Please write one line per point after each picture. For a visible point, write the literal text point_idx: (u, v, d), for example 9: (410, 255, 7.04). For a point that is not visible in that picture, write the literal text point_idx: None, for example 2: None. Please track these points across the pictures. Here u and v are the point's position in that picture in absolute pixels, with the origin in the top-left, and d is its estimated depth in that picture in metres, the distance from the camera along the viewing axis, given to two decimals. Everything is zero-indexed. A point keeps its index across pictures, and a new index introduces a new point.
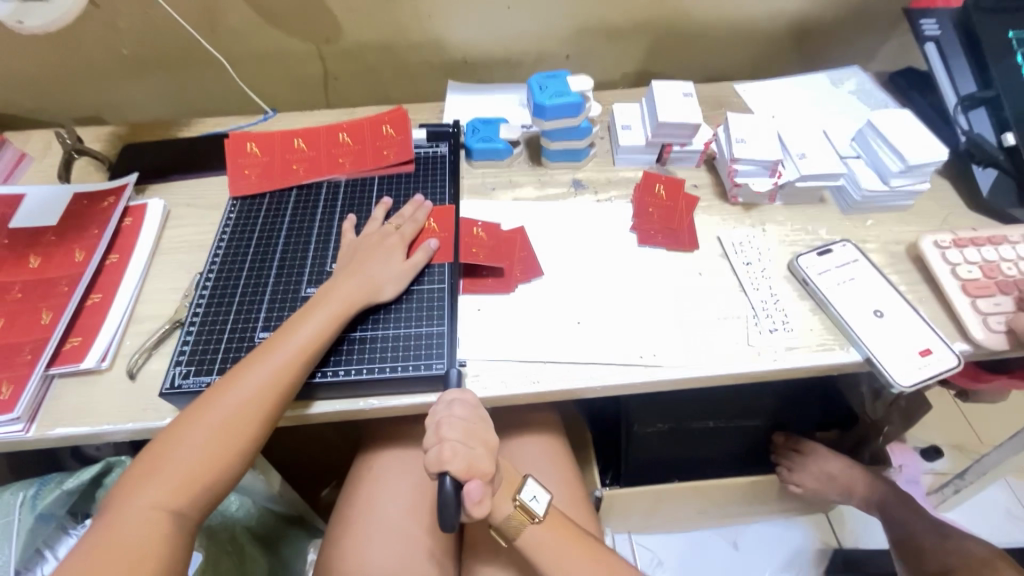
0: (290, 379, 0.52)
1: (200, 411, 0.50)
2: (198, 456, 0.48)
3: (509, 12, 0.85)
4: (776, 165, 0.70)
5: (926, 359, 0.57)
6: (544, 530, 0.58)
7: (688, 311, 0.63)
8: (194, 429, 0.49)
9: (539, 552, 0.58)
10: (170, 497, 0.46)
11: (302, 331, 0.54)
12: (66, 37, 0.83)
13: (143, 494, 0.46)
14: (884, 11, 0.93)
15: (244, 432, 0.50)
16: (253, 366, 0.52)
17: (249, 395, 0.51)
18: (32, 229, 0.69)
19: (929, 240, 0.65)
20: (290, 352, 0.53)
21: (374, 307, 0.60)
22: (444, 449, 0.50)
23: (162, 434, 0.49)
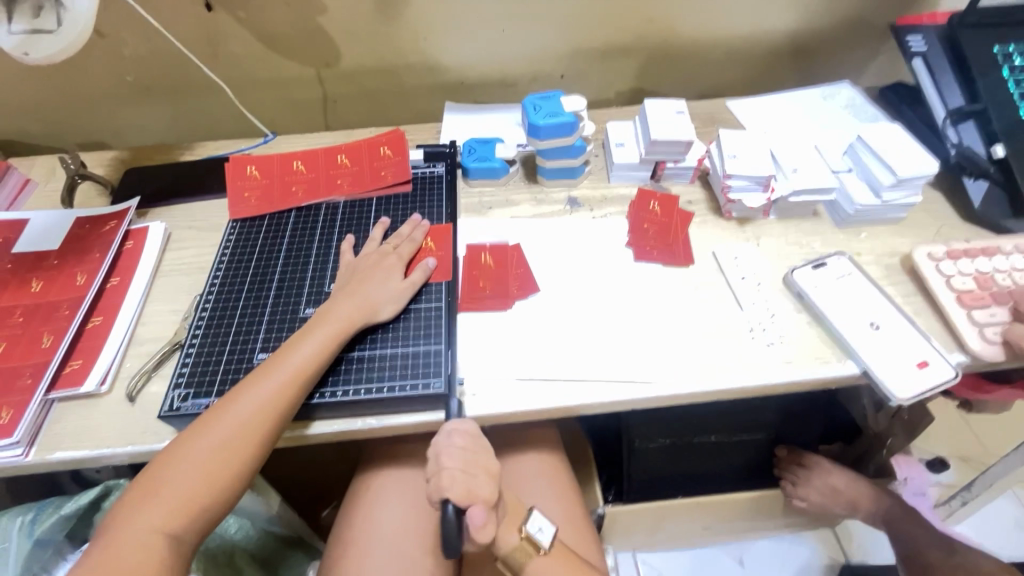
0: (289, 400, 0.52)
1: (197, 433, 0.50)
2: (196, 478, 0.48)
3: (503, 34, 0.87)
4: (768, 180, 0.71)
5: (923, 371, 0.57)
6: (551, 558, 0.58)
7: (686, 326, 0.63)
8: (193, 451, 0.49)
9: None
10: (166, 520, 0.46)
11: (301, 352, 0.55)
12: (71, 66, 0.85)
13: (141, 518, 0.46)
14: (872, 27, 0.94)
15: (242, 454, 0.50)
16: (251, 387, 0.52)
17: (248, 416, 0.51)
18: (34, 253, 0.69)
19: (922, 252, 0.66)
20: (289, 372, 0.53)
21: (373, 327, 0.61)
22: (442, 475, 0.51)
23: (160, 456, 0.49)
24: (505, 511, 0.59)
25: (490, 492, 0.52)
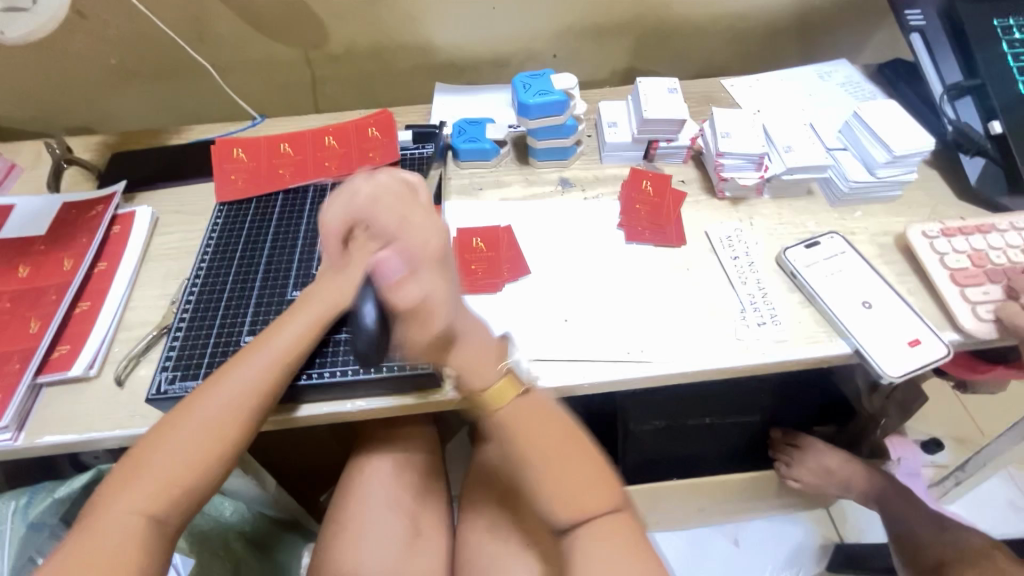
0: (273, 383, 0.52)
1: (180, 414, 0.50)
2: (178, 461, 0.48)
3: (494, 12, 0.86)
4: (761, 158, 0.70)
5: (915, 349, 0.57)
6: (530, 411, 0.53)
7: (677, 307, 0.63)
8: (175, 433, 0.49)
9: (516, 423, 0.53)
10: (148, 501, 0.46)
11: (286, 334, 0.55)
12: (54, 48, 0.83)
13: (124, 500, 0.46)
14: (872, 3, 0.92)
15: (226, 437, 0.50)
16: (235, 369, 0.52)
17: (231, 399, 0.51)
18: (21, 239, 0.69)
19: (917, 230, 0.65)
20: (273, 356, 0.53)
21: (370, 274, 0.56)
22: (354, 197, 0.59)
23: (144, 439, 0.49)
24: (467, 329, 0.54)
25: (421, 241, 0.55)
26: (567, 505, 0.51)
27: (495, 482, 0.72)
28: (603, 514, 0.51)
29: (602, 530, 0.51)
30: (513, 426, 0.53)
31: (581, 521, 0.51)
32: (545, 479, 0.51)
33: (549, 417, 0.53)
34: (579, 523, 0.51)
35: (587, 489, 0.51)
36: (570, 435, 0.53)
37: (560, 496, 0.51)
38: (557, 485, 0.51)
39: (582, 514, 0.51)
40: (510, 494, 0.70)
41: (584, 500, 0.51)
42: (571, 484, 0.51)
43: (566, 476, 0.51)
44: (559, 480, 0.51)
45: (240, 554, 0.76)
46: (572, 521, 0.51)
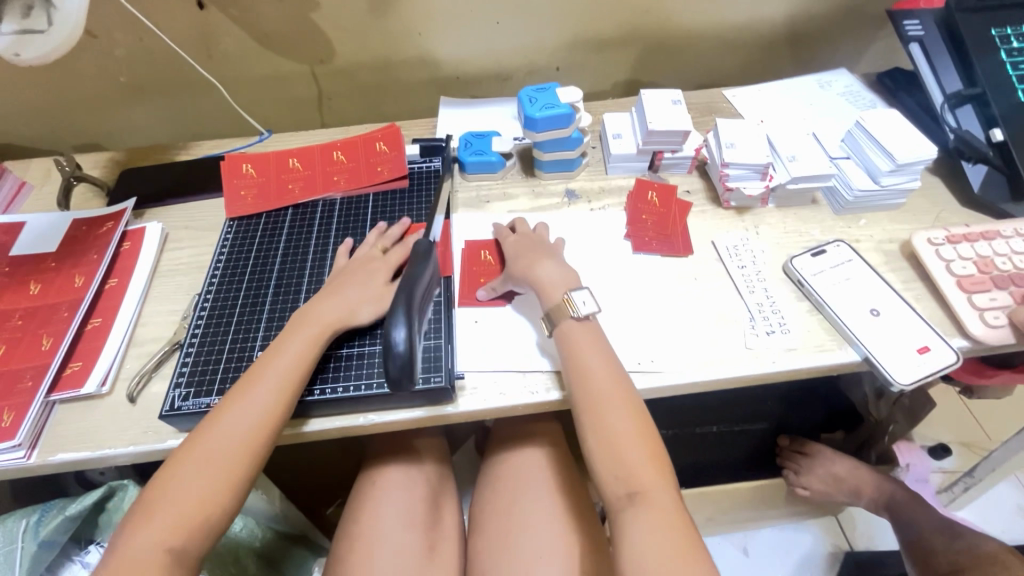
0: (282, 402, 0.52)
1: (196, 440, 0.50)
2: (196, 489, 0.47)
3: (498, 27, 0.87)
4: (766, 168, 0.70)
5: (924, 356, 0.57)
6: (593, 362, 0.54)
7: (686, 317, 0.63)
8: (189, 462, 0.48)
9: (579, 356, 0.55)
10: (165, 536, 0.45)
11: (289, 355, 0.54)
12: (63, 68, 0.84)
13: (142, 534, 0.45)
14: (869, 14, 0.94)
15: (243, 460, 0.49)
16: (242, 392, 0.52)
17: (242, 422, 0.50)
18: (33, 256, 0.69)
19: (922, 238, 0.65)
20: (280, 377, 0.53)
21: (403, 293, 0.50)
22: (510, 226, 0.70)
23: (159, 472, 0.49)
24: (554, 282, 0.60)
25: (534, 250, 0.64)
26: (617, 470, 0.49)
27: (502, 493, 0.71)
28: (649, 492, 0.48)
29: (649, 505, 0.47)
30: (575, 359, 0.55)
31: (632, 491, 0.48)
32: (598, 430, 0.51)
33: (611, 375, 0.54)
34: (630, 494, 0.48)
35: (641, 459, 0.50)
36: (631, 403, 0.53)
37: (612, 450, 0.50)
38: (612, 439, 0.50)
39: (632, 483, 0.49)
40: (518, 504, 0.69)
41: (635, 470, 0.49)
42: (628, 441, 0.50)
43: (624, 433, 0.51)
44: (615, 433, 0.51)
45: (251, 567, 0.75)
46: (620, 494, 0.49)
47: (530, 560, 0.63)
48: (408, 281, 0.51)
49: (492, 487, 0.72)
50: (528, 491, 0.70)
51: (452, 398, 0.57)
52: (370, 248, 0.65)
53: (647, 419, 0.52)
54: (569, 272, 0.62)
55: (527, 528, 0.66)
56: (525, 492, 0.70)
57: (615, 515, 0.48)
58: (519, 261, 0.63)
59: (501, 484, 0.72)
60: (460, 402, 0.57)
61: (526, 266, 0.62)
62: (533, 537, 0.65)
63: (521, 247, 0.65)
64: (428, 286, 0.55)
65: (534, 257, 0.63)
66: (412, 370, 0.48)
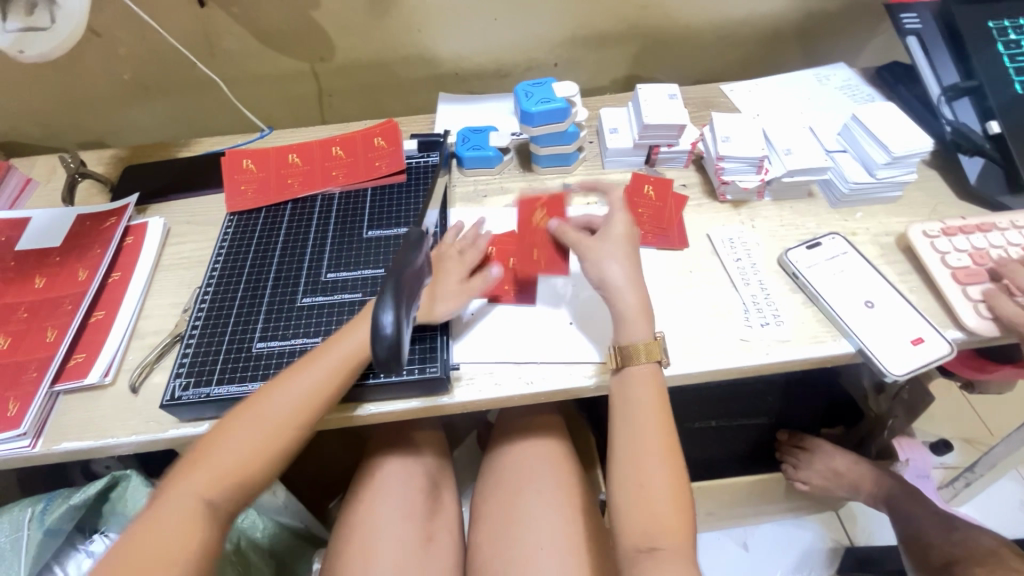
0: (331, 389, 0.52)
1: (255, 403, 0.51)
2: (240, 455, 0.49)
3: (495, 23, 0.87)
4: (761, 161, 0.71)
5: (918, 348, 0.58)
6: (646, 405, 0.54)
7: (682, 310, 0.63)
8: (240, 429, 0.50)
9: (636, 401, 0.54)
10: (205, 488, 0.47)
11: (349, 340, 0.54)
12: (67, 66, 0.85)
13: (188, 483, 0.47)
14: (869, 8, 0.94)
15: (283, 438, 0.50)
16: (298, 373, 0.52)
17: (292, 402, 0.51)
18: (37, 250, 0.71)
19: (917, 231, 0.66)
20: (333, 363, 0.53)
21: (392, 277, 0.51)
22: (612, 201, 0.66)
23: (211, 429, 0.50)
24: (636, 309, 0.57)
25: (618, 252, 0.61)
26: (645, 523, 0.49)
27: (500, 486, 0.72)
28: (671, 550, 0.48)
29: (665, 561, 0.48)
30: (630, 397, 0.54)
31: (653, 545, 0.48)
32: (633, 481, 0.51)
33: (662, 425, 0.53)
34: (651, 549, 0.48)
35: (670, 518, 0.49)
36: (671, 451, 0.52)
37: (643, 505, 0.50)
38: (645, 495, 0.50)
39: (654, 540, 0.48)
40: (514, 495, 0.70)
41: (662, 526, 0.49)
42: (661, 501, 0.50)
43: (659, 492, 0.50)
44: (650, 491, 0.50)
45: (254, 559, 0.77)
46: (639, 548, 0.49)
47: (529, 550, 0.64)
48: (396, 267, 0.52)
49: (490, 481, 0.73)
50: (525, 483, 0.70)
51: (448, 389, 0.58)
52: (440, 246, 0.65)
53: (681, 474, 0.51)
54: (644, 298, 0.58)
55: (526, 520, 0.67)
56: (521, 486, 0.70)
57: (628, 562, 0.49)
58: (596, 273, 0.60)
59: (500, 478, 0.72)
60: (456, 394, 0.57)
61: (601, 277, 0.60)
62: (529, 530, 0.66)
63: (606, 247, 0.61)
64: (422, 271, 0.55)
65: (618, 271, 0.59)
66: (399, 353, 0.48)
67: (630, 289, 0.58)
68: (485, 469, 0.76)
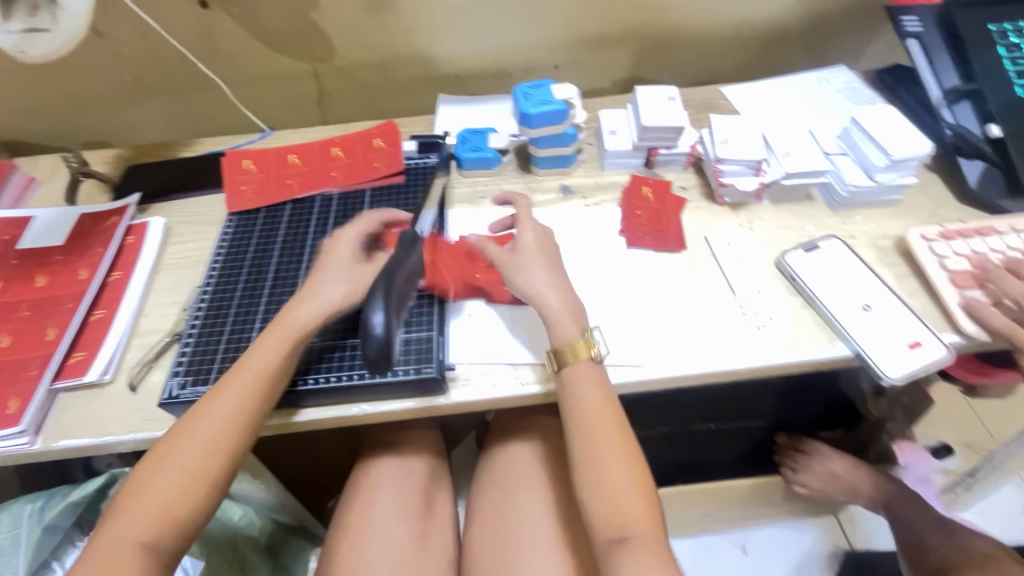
0: (249, 408, 0.52)
1: (174, 437, 0.51)
2: (167, 492, 0.49)
3: (495, 24, 0.87)
4: (760, 164, 0.70)
5: (915, 351, 0.57)
6: (595, 402, 0.55)
7: (679, 312, 0.63)
8: (166, 463, 0.50)
9: (582, 402, 0.55)
10: (141, 531, 0.48)
11: (259, 354, 0.54)
12: (71, 66, 0.86)
13: (122, 529, 0.48)
14: (870, 9, 0.93)
15: (212, 464, 0.50)
16: (215, 396, 0.52)
17: (216, 426, 0.51)
18: (40, 249, 0.71)
19: (917, 234, 0.65)
20: (247, 380, 0.53)
21: (385, 279, 0.52)
22: (524, 218, 0.66)
23: (138, 470, 0.51)
24: (561, 310, 0.58)
25: (540, 257, 0.62)
26: (611, 516, 0.51)
27: (496, 488, 0.72)
28: (641, 538, 0.50)
29: (638, 549, 0.50)
30: (577, 398, 0.55)
31: (622, 535, 0.50)
32: (596, 479, 0.53)
33: (612, 421, 0.54)
34: (620, 539, 0.50)
35: (635, 507, 0.51)
36: (627, 442, 0.54)
37: (608, 499, 0.52)
38: (609, 490, 0.52)
39: (624, 530, 0.50)
40: (509, 497, 0.70)
41: (630, 515, 0.51)
42: (624, 493, 0.52)
43: (622, 486, 0.52)
44: (613, 486, 0.52)
45: (252, 557, 0.77)
46: (610, 539, 0.51)
47: (523, 552, 0.65)
48: (390, 268, 0.52)
49: (486, 484, 0.73)
50: (520, 486, 0.70)
51: (444, 389, 0.58)
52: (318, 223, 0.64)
53: (642, 463, 0.54)
54: (570, 297, 0.60)
55: (521, 520, 0.67)
56: (515, 488, 0.70)
57: (603, 554, 0.51)
58: (526, 277, 0.60)
59: (495, 479, 0.72)
60: (453, 394, 0.58)
61: (528, 278, 0.60)
62: (523, 533, 0.66)
63: (534, 252, 0.63)
64: (414, 273, 0.56)
65: (541, 279, 0.60)
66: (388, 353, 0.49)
67: (562, 291, 0.60)
68: (482, 470, 0.76)
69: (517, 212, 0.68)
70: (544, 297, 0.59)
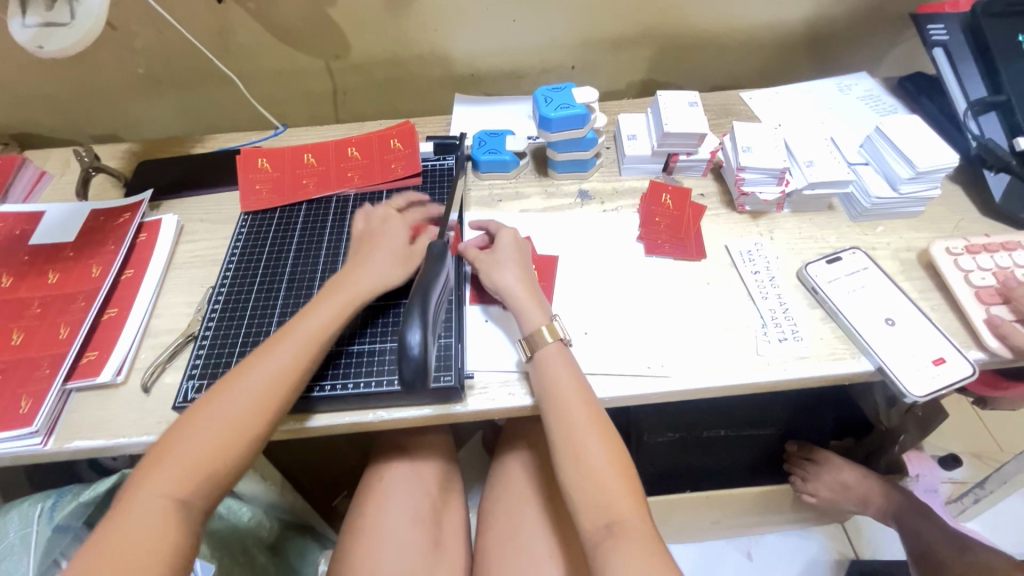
0: (299, 368, 0.52)
1: (222, 391, 0.50)
2: (206, 448, 0.47)
3: (513, 24, 0.86)
4: (783, 173, 0.69)
5: (939, 368, 0.57)
6: (565, 383, 0.54)
7: (700, 324, 0.62)
8: (203, 420, 0.49)
9: (553, 382, 0.55)
10: (174, 486, 0.46)
11: (308, 323, 0.54)
12: (83, 58, 0.85)
13: (151, 483, 0.45)
14: (893, 15, 0.92)
15: (261, 420, 0.50)
16: (261, 358, 0.52)
17: (257, 387, 0.50)
18: (51, 245, 0.70)
19: (941, 247, 0.65)
20: (304, 338, 0.53)
21: (419, 296, 0.50)
22: (498, 227, 0.66)
23: (174, 426, 0.49)
24: (530, 305, 0.59)
25: (516, 260, 0.62)
26: (595, 501, 0.50)
27: (508, 496, 0.71)
28: (627, 521, 0.48)
29: (626, 533, 0.48)
30: (549, 381, 0.55)
31: (610, 521, 0.48)
32: (575, 457, 0.52)
33: (582, 400, 0.54)
34: (609, 525, 0.48)
35: (616, 485, 0.50)
36: (601, 421, 0.53)
37: (589, 478, 0.51)
38: (588, 468, 0.51)
39: (609, 513, 0.49)
40: (521, 505, 0.70)
41: (611, 497, 0.50)
42: (603, 470, 0.51)
43: (600, 462, 0.51)
44: (591, 462, 0.51)
45: (260, 559, 0.76)
46: (598, 526, 0.49)
47: (535, 560, 0.64)
48: (423, 284, 0.51)
49: (499, 491, 0.73)
50: (531, 494, 0.70)
51: (461, 398, 0.57)
52: (385, 208, 0.67)
53: (620, 444, 0.53)
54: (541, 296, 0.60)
55: (535, 529, 0.67)
56: (527, 496, 0.70)
57: (593, 546, 0.48)
58: (499, 277, 0.61)
59: (507, 487, 0.72)
60: (470, 402, 0.57)
61: (499, 279, 0.61)
62: (537, 543, 0.66)
63: (509, 255, 0.63)
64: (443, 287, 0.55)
65: (508, 276, 0.61)
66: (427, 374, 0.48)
67: (529, 291, 0.60)
68: (494, 476, 0.76)
69: (489, 223, 0.67)
70: (514, 294, 0.59)
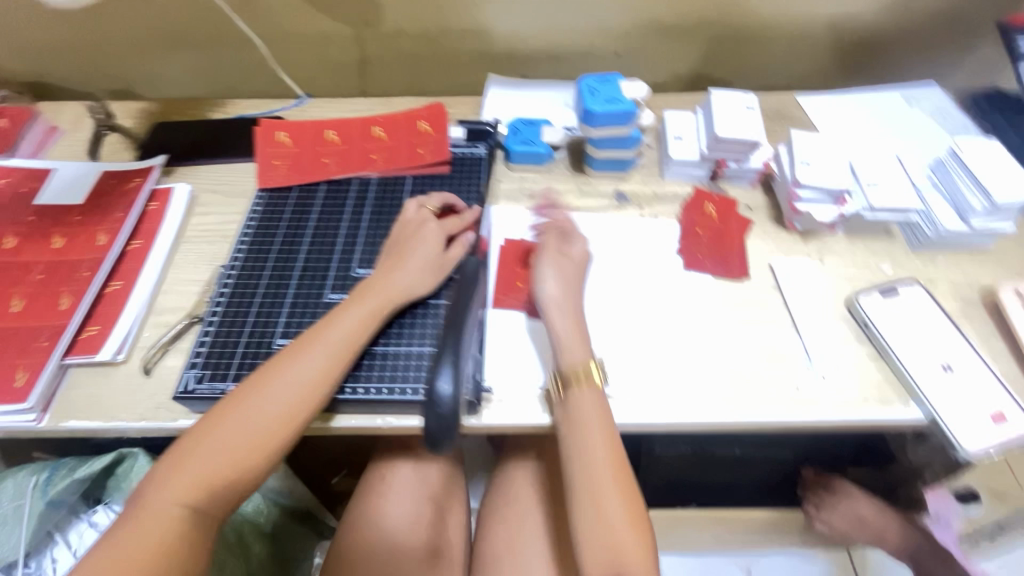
0: (326, 380, 0.49)
1: (244, 396, 0.47)
2: (223, 456, 0.44)
3: (559, 4, 0.80)
4: (842, 193, 0.64)
5: (999, 425, 0.52)
6: (593, 423, 0.50)
7: (737, 350, 0.58)
8: (225, 426, 0.45)
9: (580, 420, 0.50)
10: (186, 493, 0.43)
11: (342, 328, 0.51)
12: (100, 7, 0.80)
13: (165, 486, 0.43)
14: (972, 23, 0.84)
15: (283, 431, 0.46)
16: (291, 362, 0.49)
17: (284, 396, 0.47)
18: (58, 207, 0.67)
19: (1010, 290, 0.59)
20: (335, 346, 0.50)
21: (451, 335, 0.51)
22: (556, 233, 0.62)
23: (195, 425, 0.46)
24: (574, 338, 0.54)
25: (566, 274, 0.58)
26: (605, 552, 0.46)
27: (511, 508, 0.68)
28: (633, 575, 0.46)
29: None
30: (576, 417, 0.51)
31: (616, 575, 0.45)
32: (591, 502, 0.48)
33: (607, 443, 0.50)
34: None
35: (629, 539, 0.47)
36: (623, 467, 0.49)
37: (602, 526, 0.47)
38: (602, 516, 0.47)
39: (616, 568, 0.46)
40: (525, 518, 0.67)
41: (621, 549, 0.46)
42: (617, 521, 0.47)
43: (615, 512, 0.47)
44: (607, 510, 0.48)
45: (255, 550, 0.73)
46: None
47: None
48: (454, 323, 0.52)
49: (504, 501, 0.69)
50: (540, 505, 0.68)
51: (477, 410, 0.53)
52: (419, 210, 0.62)
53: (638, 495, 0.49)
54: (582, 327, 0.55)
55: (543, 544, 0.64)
56: (532, 509, 0.67)
57: None
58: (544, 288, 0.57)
59: (511, 496, 0.69)
60: (485, 415, 0.53)
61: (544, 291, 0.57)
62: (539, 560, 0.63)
63: (560, 267, 0.58)
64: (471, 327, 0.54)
65: (552, 288, 0.57)
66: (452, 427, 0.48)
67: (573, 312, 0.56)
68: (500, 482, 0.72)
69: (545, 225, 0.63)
70: (558, 314, 0.55)
